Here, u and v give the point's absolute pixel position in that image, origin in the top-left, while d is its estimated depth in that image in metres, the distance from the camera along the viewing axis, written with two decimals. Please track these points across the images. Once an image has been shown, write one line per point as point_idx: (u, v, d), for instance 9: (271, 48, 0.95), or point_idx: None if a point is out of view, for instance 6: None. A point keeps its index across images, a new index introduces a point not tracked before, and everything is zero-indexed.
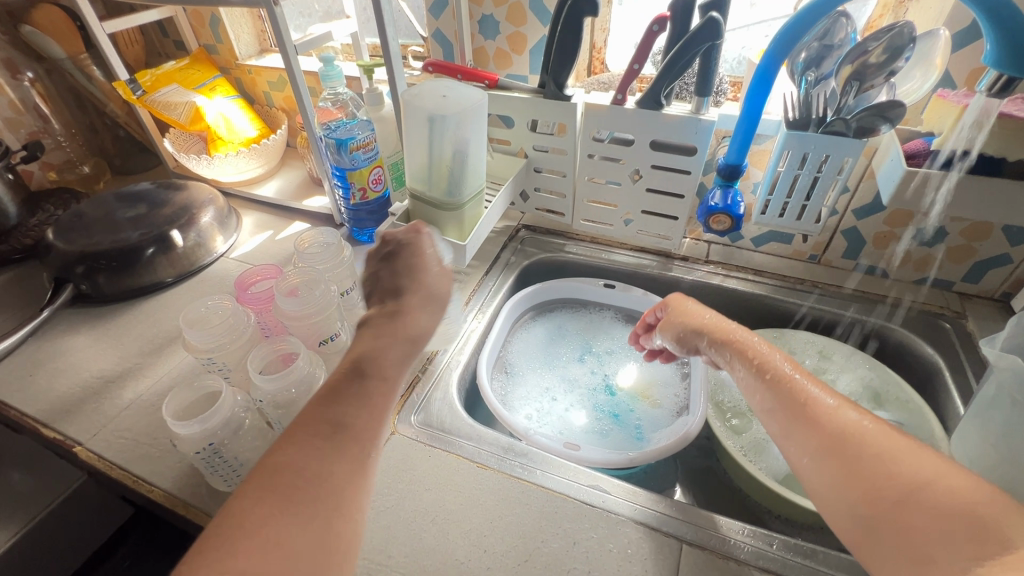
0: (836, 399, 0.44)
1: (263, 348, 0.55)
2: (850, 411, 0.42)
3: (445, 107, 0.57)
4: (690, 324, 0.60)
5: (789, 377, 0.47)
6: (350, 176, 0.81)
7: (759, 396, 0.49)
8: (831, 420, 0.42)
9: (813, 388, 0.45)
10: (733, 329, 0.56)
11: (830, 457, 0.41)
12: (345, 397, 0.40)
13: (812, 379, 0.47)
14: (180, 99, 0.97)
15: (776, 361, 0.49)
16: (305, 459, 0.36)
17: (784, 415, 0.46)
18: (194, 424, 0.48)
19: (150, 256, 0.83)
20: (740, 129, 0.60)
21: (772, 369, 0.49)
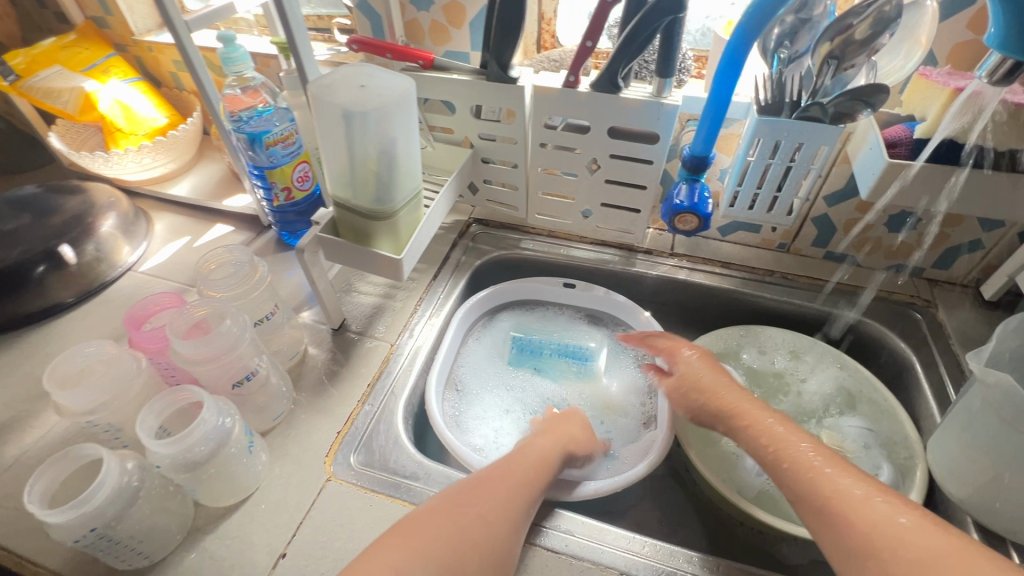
0: (877, 500, 0.39)
1: (161, 400, 0.46)
2: (893, 512, 0.38)
3: (365, 101, 0.48)
4: (691, 388, 0.55)
5: (820, 469, 0.42)
6: (270, 175, 0.70)
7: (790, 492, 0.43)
8: (877, 529, 0.37)
9: (848, 484, 0.40)
10: (738, 403, 0.52)
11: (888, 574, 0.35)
12: (494, 492, 0.46)
13: (838, 465, 0.42)
14: (65, 84, 0.83)
15: (806, 451, 0.44)
16: (445, 526, 0.42)
17: (818, 521, 0.40)
18: (67, 509, 0.40)
19: (40, 276, 0.71)
20: (708, 116, 0.54)
21: (803, 465, 0.43)
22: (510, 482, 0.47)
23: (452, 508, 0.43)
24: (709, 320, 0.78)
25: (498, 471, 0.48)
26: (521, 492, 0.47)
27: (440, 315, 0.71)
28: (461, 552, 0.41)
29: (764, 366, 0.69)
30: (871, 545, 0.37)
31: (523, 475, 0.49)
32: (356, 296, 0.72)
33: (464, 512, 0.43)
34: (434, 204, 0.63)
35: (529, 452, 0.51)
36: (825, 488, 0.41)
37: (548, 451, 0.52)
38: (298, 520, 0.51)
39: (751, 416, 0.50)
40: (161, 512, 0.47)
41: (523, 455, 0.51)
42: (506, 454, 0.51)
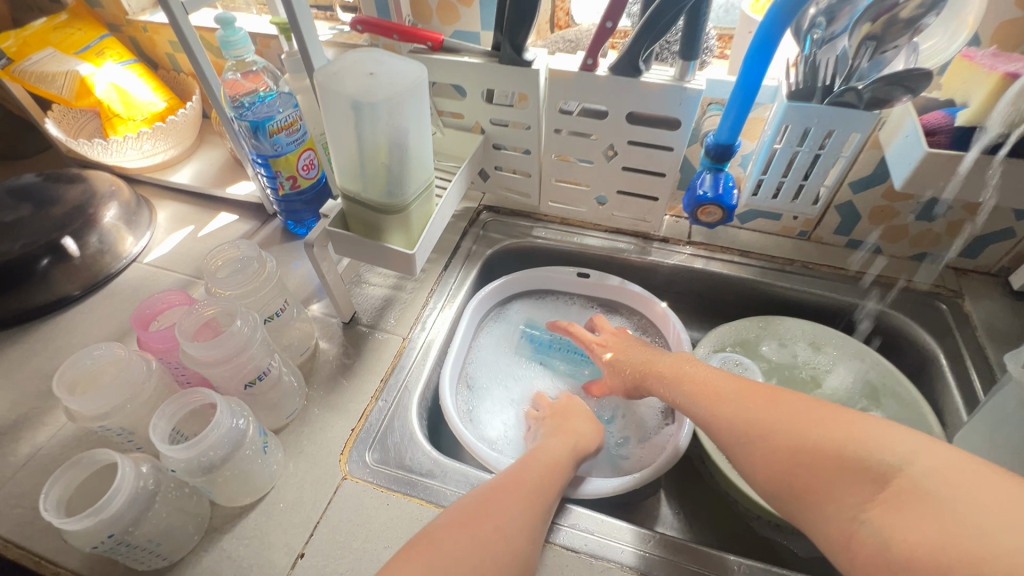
0: (780, 411, 0.43)
1: (174, 403, 0.46)
2: (801, 418, 0.42)
3: (374, 91, 0.45)
4: (632, 366, 0.60)
5: (738, 403, 0.46)
6: (274, 164, 0.68)
7: (715, 431, 0.47)
8: (784, 434, 0.42)
9: (755, 409, 0.45)
10: (668, 363, 0.56)
11: (799, 466, 0.40)
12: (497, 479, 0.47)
13: (749, 387, 0.48)
14: (59, 68, 0.81)
15: (721, 394, 0.48)
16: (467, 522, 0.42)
17: (741, 448, 0.44)
18: (85, 517, 0.39)
19: (44, 268, 0.69)
20: (735, 103, 0.52)
21: (723, 404, 0.47)
22: (527, 490, 0.46)
23: (472, 519, 0.42)
24: (725, 309, 0.77)
25: (513, 479, 0.47)
26: (540, 501, 0.46)
27: (452, 306, 0.70)
28: (484, 561, 0.40)
29: (785, 358, 0.68)
30: (784, 450, 0.41)
31: (537, 482, 0.48)
32: (366, 288, 0.71)
33: (485, 523, 0.42)
34: (447, 195, 0.61)
35: (541, 455, 0.51)
36: (742, 424, 0.45)
37: (559, 454, 0.52)
38: (315, 519, 0.50)
39: (668, 366, 0.56)
40: (177, 514, 0.47)
41: (535, 461, 0.50)
42: (518, 461, 0.50)
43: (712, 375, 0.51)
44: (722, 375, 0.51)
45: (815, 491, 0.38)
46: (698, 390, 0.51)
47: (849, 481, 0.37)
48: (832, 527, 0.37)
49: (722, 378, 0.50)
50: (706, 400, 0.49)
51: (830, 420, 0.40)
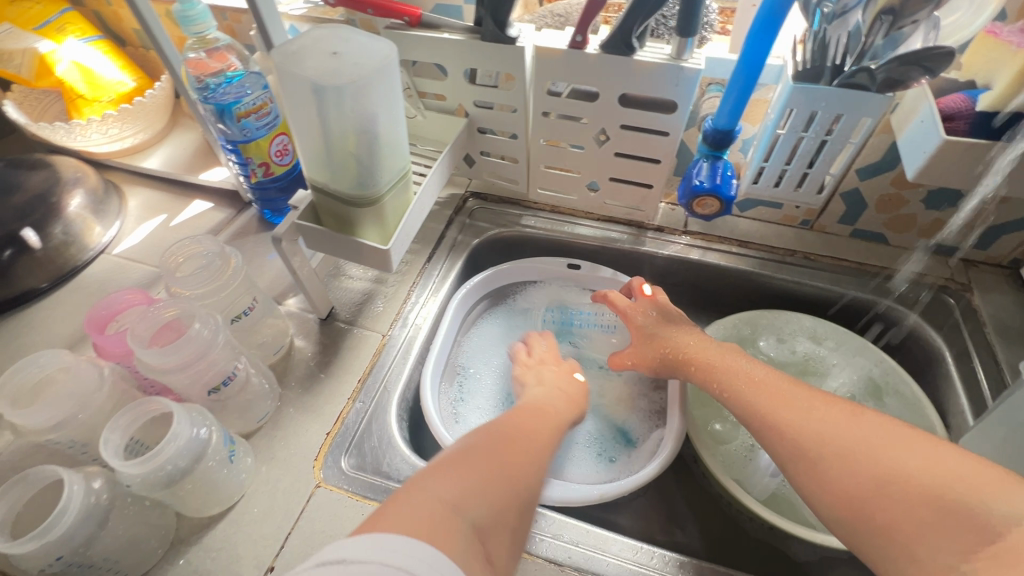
0: (864, 430, 0.39)
1: (128, 413, 0.43)
2: (887, 443, 0.38)
3: (338, 73, 0.41)
4: (667, 355, 0.57)
5: (806, 413, 0.42)
6: (244, 149, 0.64)
7: (774, 443, 0.43)
8: (871, 459, 0.37)
9: (833, 421, 0.41)
10: (714, 361, 0.52)
11: (884, 497, 0.35)
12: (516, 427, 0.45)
13: (828, 401, 0.43)
14: (16, 45, 0.76)
15: (787, 397, 0.44)
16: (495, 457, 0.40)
17: (811, 466, 0.40)
18: (29, 540, 0.36)
19: (7, 261, 0.67)
20: (735, 86, 0.48)
21: (785, 413, 0.43)
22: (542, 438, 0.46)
23: (497, 447, 0.41)
24: (722, 302, 0.74)
25: (528, 425, 0.47)
26: (551, 451, 0.46)
27: (436, 300, 0.67)
28: (507, 496, 0.38)
29: (784, 355, 0.65)
30: (865, 477, 0.37)
31: (550, 432, 0.48)
32: (345, 282, 0.67)
33: (512, 454, 0.41)
34: (427, 183, 0.57)
35: (552, 418, 0.51)
36: (813, 433, 0.41)
37: (563, 417, 0.52)
38: (287, 530, 0.48)
39: (714, 359, 0.52)
40: (138, 528, 0.44)
41: (544, 418, 0.50)
42: (531, 415, 0.49)
43: (769, 379, 0.47)
44: (793, 383, 0.46)
45: (900, 529, 0.34)
46: (755, 391, 0.47)
47: (945, 527, 0.33)
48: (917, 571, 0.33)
49: (782, 382, 0.46)
50: (766, 408, 0.45)
51: (931, 457, 0.36)
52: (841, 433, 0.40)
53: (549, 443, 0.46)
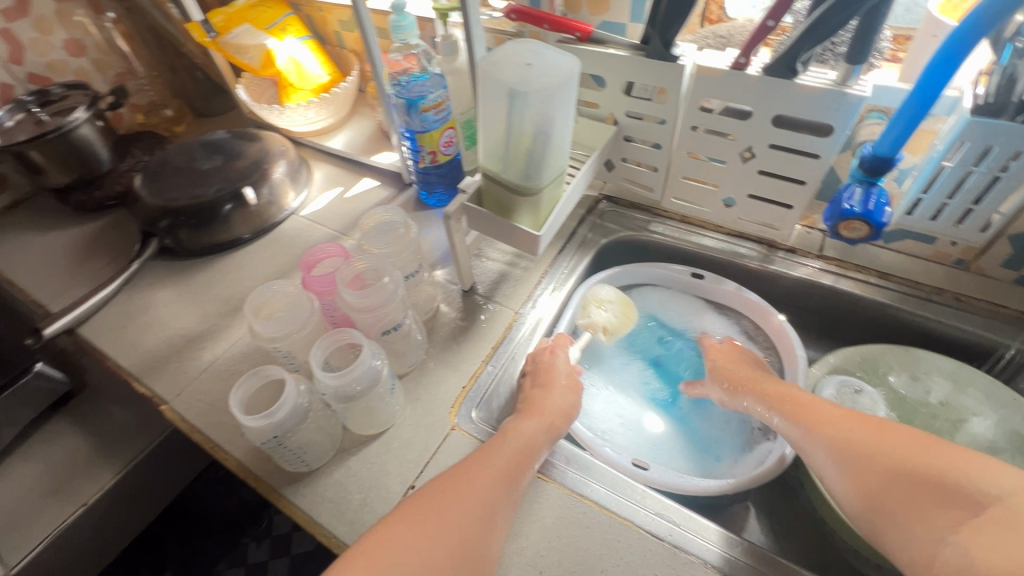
0: (886, 438, 0.45)
1: (327, 339, 0.54)
2: (902, 444, 0.43)
3: (528, 81, 0.49)
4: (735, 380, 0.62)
5: (832, 426, 0.49)
6: (420, 139, 0.75)
7: (815, 452, 0.49)
8: (884, 457, 0.44)
9: (858, 429, 0.47)
10: (769, 382, 0.59)
11: (896, 488, 0.42)
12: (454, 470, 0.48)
13: (854, 413, 0.49)
14: (253, 41, 0.91)
15: (819, 413, 0.51)
16: (429, 511, 0.43)
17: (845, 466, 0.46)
18: (259, 418, 0.49)
19: (227, 212, 0.82)
20: (904, 116, 0.48)
21: (822, 426, 0.49)
22: (487, 472, 0.47)
23: (435, 510, 0.43)
24: (850, 331, 0.72)
25: (475, 464, 0.49)
26: (505, 485, 0.47)
27: (562, 289, 0.73)
28: (441, 550, 0.41)
29: (915, 395, 0.63)
30: (880, 470, 0.43)
31: (500, 467, 0.49)
32: (485, 261, 0.76)
33: (437, 513, 0.43)
34: (576, 182, 0.63)
35: (515, 436, 0.52)
36: (844, 438, 0.47)
37: (535, 436, 0.53)
38: (425, 460, 0.57)
39: (772, 389, 0.58)
40: (317, 432, 0.56)
41: (508, 442, 0.51)
42: (489, 444, 0.51)
43: (804, 397, 0.54)
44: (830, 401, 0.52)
45: (905, 513, 0.40)
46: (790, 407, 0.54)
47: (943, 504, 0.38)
48: (918, 549, 0.39)
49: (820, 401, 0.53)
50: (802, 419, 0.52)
51: (932, 450, 0.42)
52: (859, 440, 0.46)
53: (502, 470, 0.48)
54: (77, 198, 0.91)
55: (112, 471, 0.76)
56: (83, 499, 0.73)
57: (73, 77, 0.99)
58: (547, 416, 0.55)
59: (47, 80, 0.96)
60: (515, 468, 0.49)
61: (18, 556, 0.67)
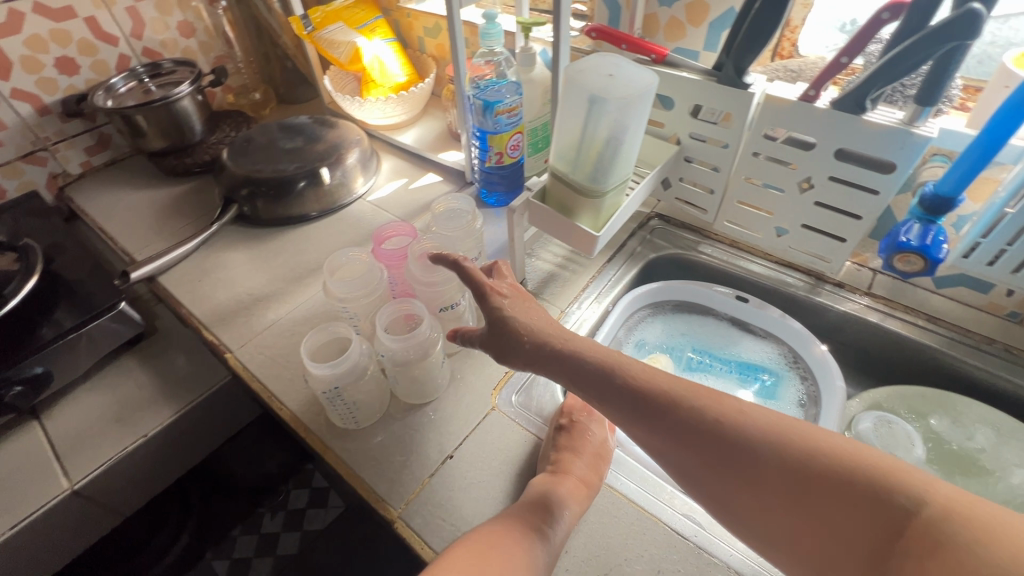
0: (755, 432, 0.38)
1: (390, 308, 0.59)
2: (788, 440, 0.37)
3: (609, 89, 0.53)
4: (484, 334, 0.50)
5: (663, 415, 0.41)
6: (490, 140, 0.80)
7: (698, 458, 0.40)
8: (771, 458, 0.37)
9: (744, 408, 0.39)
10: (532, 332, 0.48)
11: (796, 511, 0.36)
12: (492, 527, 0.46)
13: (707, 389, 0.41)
14: (344, 38, 0.99)
15: (648, 385, 0.42)
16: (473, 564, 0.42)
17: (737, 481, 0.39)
18: (329, 366, 0.54)
19: (301, 188, 0.88)
20: (968, 159, 0.50)
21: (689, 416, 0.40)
22: (526, 531, 0.47)
23: (468, 560, 0.42)
24: (892, 372, 0.72)
25: (514, 522, 0.48)
26: (541, 545, 0.46)
27: (607, 296, 0.76)
28: None
29: (957, 441, 0.62)
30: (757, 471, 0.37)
31: (522, 522, 0.48)
32: (535, 261, 0.80)
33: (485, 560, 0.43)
34: (636, 192, 0.66)
35: (549, 498, 0.50)
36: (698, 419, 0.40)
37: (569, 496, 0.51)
38: (463, 434, 0.60)
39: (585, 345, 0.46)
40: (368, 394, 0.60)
41: (545, 503, 0.50)
42: (521, 505, 0.50)
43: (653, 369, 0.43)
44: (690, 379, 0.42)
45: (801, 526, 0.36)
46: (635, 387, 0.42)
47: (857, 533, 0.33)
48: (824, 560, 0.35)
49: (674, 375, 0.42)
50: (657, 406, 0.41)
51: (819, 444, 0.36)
52: (721, 425, 0.39)
53: (537, 533, 0.47)
54: (169, 162, 1.00)
55: (173, 408, 0.80)
56: (144, 431, 0.77)
57: (180, 55, 1.09)
58: (577, 455, 0.54)
59: (157, 55, 1.06)
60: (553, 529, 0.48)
61: (83, 473, 0.72)
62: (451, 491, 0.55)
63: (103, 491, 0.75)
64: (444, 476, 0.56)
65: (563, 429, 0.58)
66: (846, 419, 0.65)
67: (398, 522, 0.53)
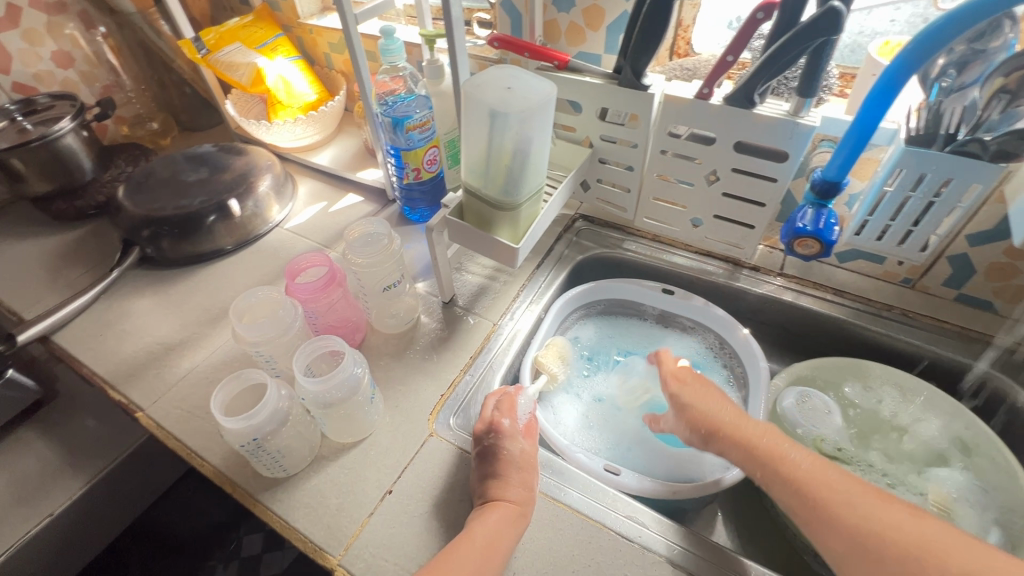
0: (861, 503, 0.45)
1: (310, 347, 0.56)
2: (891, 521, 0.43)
3: (510, 103, 0.52)
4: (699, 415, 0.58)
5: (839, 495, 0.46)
6: (405, 156, 0.78)
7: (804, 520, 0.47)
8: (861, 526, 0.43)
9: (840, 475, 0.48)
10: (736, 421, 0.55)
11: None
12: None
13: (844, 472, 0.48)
14: (243, 59, 0.93)
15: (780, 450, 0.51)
16: None
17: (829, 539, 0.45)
18: (240, 419, 0.50)
19: (210, 224, 0.82)
20: (847, 145, 0.53)
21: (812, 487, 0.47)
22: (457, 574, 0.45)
23: None
24: (810, 346, 0.76)
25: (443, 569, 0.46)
26: None
27: (539, 302, 0.75)
28: None
29: (868, 403, 0.67)
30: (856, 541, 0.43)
31: None
32: (464, 275, 0.79)
33: None
34: (554, 199, 0.66)
35: (477, 535, 0.48)
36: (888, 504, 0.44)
37: (503, 529, 0.49)
38: (402, 466, 0.58)
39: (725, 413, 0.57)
40: (295, 439, 0.57)
41: (473, 539, 0.48)
42: (451, 545, 0.48)
43: (710, 408, 0.58)
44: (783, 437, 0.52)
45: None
46: (699, 421, 0.58)
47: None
48: None
49: (749, 424, 0.54)
50: (707, 436, 0.57)
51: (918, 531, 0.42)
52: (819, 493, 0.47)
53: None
54: (57, 207, 0.91)
55: (82, 480, 0.78)
56: (50, 510, 0.74)
57: (58, 88, 0.99)
58: (515, 468, 0.54)
59: (31, 89, 0.97)
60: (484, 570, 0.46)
61: None
62: (393, 528, 0.53)
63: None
64: (385, 512, 0.54)
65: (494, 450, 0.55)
66: (771, 396, 0.68)
67: (338, 570, 0.50)
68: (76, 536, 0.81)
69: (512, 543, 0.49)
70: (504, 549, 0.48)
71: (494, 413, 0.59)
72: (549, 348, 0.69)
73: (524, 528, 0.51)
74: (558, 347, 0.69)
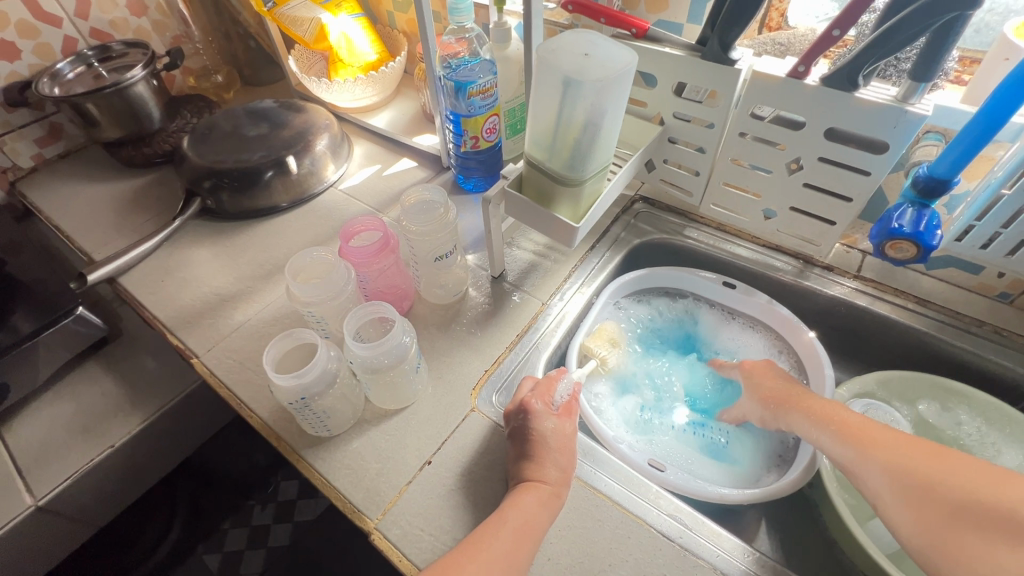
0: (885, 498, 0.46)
1: (362, 311, 0.56)
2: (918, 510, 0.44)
3: (584, 71, 0.49)
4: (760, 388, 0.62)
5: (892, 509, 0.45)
6: (464, 123, 0.75)
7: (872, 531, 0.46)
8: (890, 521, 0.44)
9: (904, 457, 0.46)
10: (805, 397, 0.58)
11: None
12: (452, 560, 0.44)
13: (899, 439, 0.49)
14: (308, 14, 0.91)
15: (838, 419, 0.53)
16: None
17: None
18: (290, 377, 0.51)
19: (268, 178, 0.83)
20: (964, 141, 0.47)
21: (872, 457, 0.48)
22: (487, 555, 0.45)
23: None
24: (880, 355, 0.71)
25: (474, 550, 0.46)
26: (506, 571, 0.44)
27: (591, 285, 0.73)
28: None
29: (943, 424, 0.62)
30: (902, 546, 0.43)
31: (489, 558, 0.45)
32: (516, 250, 0.76)
33: None
34: (619, 177, 0.62)
35: (512, 516, 0.47)
36: None
37: (538, 514, 0.48)
38: (442, 438, 0.58)
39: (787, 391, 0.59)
40: (341, 401, 0.57)
41: (507, 520, 0.47)
42: (484, 523, 0.48)
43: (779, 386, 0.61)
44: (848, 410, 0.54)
45: None
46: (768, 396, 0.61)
47: None
48: None
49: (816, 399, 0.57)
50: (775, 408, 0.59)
51: None
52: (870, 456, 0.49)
53: (498, 560, 0.45)
54: (126, 153, 0.94)
55: (139, 417, 0.82)
56: (110, 442, 0.79)
57: (132, 36, 1.02)
58: (554, 453, 0.52)
59: (106, 36, 0.99)
60: (516, 554, 0.45)
61: None
62: (430, 498, 0.53)
63: (73, 505, 0.77)
64: (423, 482, 0.54)
65: (535, 436, 0.53)
66: None
67: (375, 533, 0.51)
68: (140, 469, 0.87)
69: (546, 526, 0.48)
70: (538, 532, 0.47)
71: (529, 395, 0.57)
72: (597, 335, 0.68)
73: (559, 511, 0.50)
74: (608, 335, 0.68)
